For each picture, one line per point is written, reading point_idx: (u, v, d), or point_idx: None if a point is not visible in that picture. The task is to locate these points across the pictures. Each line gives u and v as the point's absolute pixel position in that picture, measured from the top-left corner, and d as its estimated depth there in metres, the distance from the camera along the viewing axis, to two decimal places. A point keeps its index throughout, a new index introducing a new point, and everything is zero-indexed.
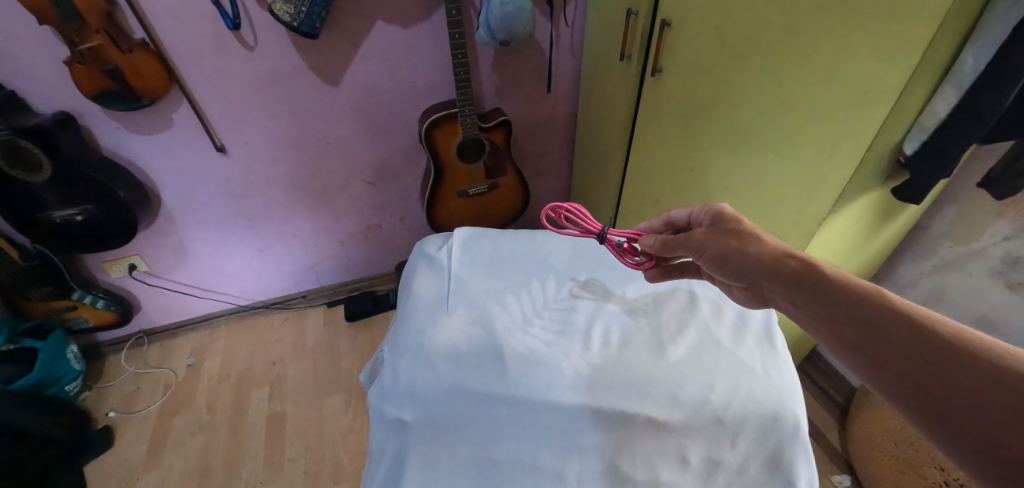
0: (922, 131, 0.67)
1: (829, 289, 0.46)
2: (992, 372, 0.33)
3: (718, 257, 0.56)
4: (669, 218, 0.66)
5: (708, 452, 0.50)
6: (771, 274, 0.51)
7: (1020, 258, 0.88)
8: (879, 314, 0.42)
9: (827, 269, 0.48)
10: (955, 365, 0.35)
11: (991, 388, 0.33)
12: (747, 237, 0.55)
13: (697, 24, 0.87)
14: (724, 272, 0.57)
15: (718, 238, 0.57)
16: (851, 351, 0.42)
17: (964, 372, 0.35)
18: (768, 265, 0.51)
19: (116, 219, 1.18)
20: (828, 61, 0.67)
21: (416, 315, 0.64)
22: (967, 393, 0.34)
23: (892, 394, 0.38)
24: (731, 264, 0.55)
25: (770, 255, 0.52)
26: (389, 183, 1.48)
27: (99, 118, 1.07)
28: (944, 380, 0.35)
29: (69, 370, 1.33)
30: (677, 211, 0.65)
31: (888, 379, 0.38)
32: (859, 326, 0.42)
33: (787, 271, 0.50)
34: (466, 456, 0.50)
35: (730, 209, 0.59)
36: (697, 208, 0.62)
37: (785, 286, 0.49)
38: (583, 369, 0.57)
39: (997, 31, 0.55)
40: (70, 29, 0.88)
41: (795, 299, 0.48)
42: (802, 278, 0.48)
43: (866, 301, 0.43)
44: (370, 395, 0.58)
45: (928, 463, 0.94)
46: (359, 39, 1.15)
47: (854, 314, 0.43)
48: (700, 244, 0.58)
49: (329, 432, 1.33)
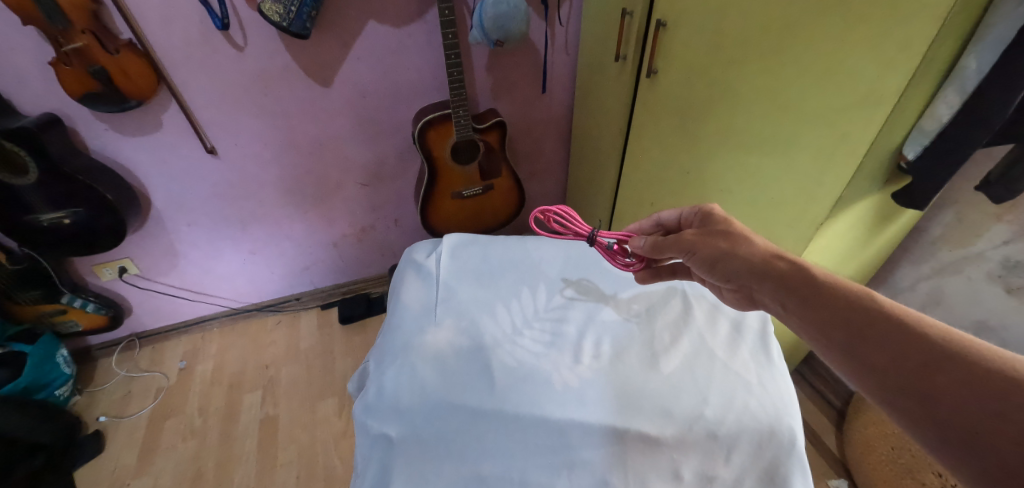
0: (922, 135, 0.65)
1: (819, 290, 0.44)
2: (987, 378, 0.32)
3: (708, 260, 0.55)
4: (659, 219, 0.64)
5: (702, 467, 0.49)
6: (760, 275, 0.50)
7: (1019, 262, 0.87)
8: (868, 315, 0.40)
9: (816, 271, 0.47)
10: (950, 369, 0.34)
11: (986, 395, 0.32)
12: (738, 239, 0.53)
13: (693, 24, 0.86)
14: (714, 275, 0.55)
15: (708, 239, 0.55)
16: (840, 354, 0.41)
17: (959, 378, 0.33)
18: (757, 267, 0.50)
19: (104, 221, 1.16)
20: (827, 64, 0.66)
21: (403, 326, 0.63)
22: (958, 398, 0.33)
23: (885, 400, 0.37)
24: (721, 266, 0.53)
25: (760, 257, 0.50)
26: (382, 184, 1.46)
27: (86, 119, 1.05)
28: (937, 385, 0.34)
29: (59, 374, 1.31)
30: (667, 211, 0.63)
31: (879, 383, 0.37)
32: (850, 328, 0.40)
33: (775, 273, 0.48)
34: (453, 474, 0.48)
35: (722, 211, 0.57)
36: (687, 209, 0.61)
37: (774, 289, 0.48)
38: (573, 382, 0.55)
39: (1001, 33, 0.54)
40: (55, 29, 0.86)
41: (785, 301, 0.47)
42: (791, 280, 0.47)
43: (855, 302, 0.42)
44: (355, 408, 0.57)
45: (926, 468, 0.93)
46: (351, 40, 1.13)
47: (844, 316, 0.41)
48: (690, 245, 0.56)
49: (322, 437, 1.31)
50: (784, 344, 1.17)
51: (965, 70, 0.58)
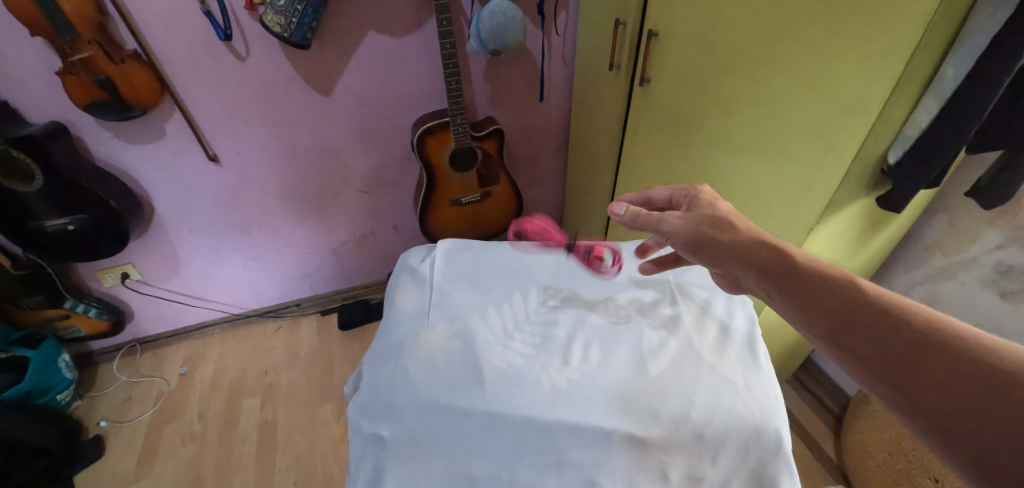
0: (905, 140, 0.66)
1: (801, 278, 0.45)
2: (972, 365, 0.33)
3: (694, 244, 0.56)
4: (650, 196, 0.67)
5: (688, 468, 0.50)
6: (744, 262, 0.50)
7: (1012, 267, 0.87)
8: (855, 304, 0.41)
9: (799, 258, 0.47)
10: (934, 359, 0.35)
11: (966, 382, 0.33)
12: (723, 225, 0.54)
13: (683, 33, 0.88)
14: (700, 260, 0.56)
15: (693, 225, 0.56)
16: (829, 343, 0.41)
17: (943, 367, 0.34)
18: (741, 253, 0.50)
19: (107, 227, 1.17)
20: (812, 73, 0.67)
21: (396, 329, 0.64)
22: (940, 388, 0.34)
23: (874, 390, 0.37)
24: (706, 251, 0.54)
25: (744, 242, 0.51)
26: (382, 191, 1.48)
27: (91, 127, 1.07)
28: (920, 375, 0.35)
29: (61, 378, 1.32)
30: (659, 190, 0.66)
31: (866, 372, 0.38)
32: (836, 317, 0.41)
33: (758, 261, 0.49)
34: (444, 474, 0.49)
35: (711, 196, 0.59)
36: (678, 191, 0.63)
37: (757, 278, 0.49)
38: (561, 384, 0.56)
39: (976, 41, 0.55)
40: (62, 40, 0.88)
41: (768, 289, 0.48)
42: (774, 266, 0.47)
43: (841, 292, 0.42)
44: (348, 409, 0.58)
45: (923, 474, 0.93)
46: (351, 49, 1.16)
47: (830, 306, 0.42)
48: (672, 230, 0.58)
49: (320, 442, 1.32)
50: (781, 350, 1.18)
51: (943, 78, 0.59)
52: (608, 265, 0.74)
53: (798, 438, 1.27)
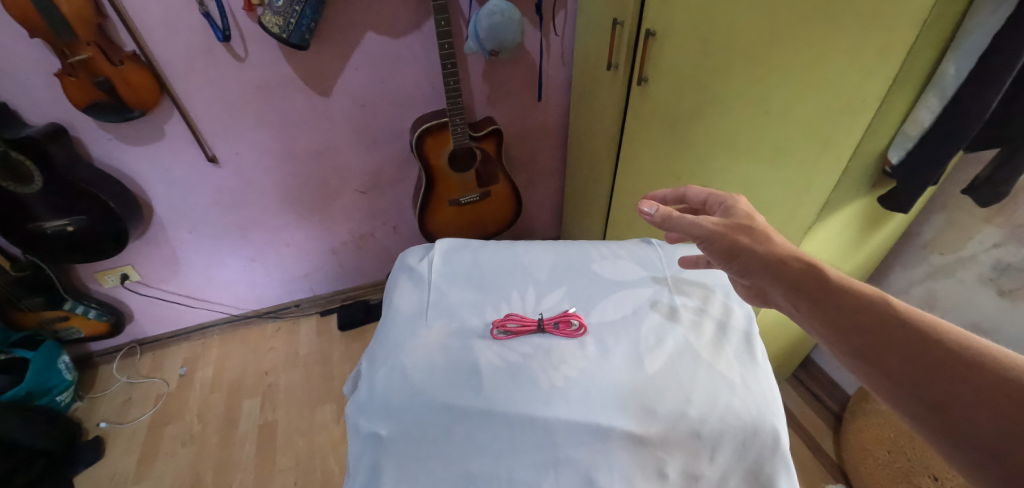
0: (906, 139, 0.66)
1: (828, 292, 0.46)
2: (999, 383, 0.34)
3: (726, 251, 0.55)
4: (686, 196, 0.67)
5: (687, 466, 0.50)
6: (775, 276, 0.50)
7: (1010, 265, 0.87)
8: (885, 321, 0.41)
9: (829, 273, 0.47)
10: (962, 377, 0.35)
11: (994, 399, 0.33)
12: (759, 235, 0.54)
13: (681, 32, 0.88)
14: (730, 268, 0.55)
15: (727, 233, 0.55)
16: (857, 357, 0.42)
17: (971, 384, 0.35)
18: (773, 266, 0.51)
19: (106, 228, 1.17)
20: (811, 74, 0.68)
21: (395, 329, 0.64)
22: (968, 406, 0.34)
23: (901, 405, 0.38)
24: (738, 260, 0.54)
25: (776, 256, 0.51)
26: (381, 192, 1.48)
27: (90, 129, 1.07)
28: (949, 391, 0.35)
29: (60, 380, 1.32)
30: (695, 190, 0.65)
31: (893, 388, 0.38)
32: (866, 333, 0.41)
33: (791, 276, 0.49)
34: (442, 472, 0.49)
35: (748, 207, 0.58)
36: (715, 195, 0.62)
37: (787, 291, 0.49)
38: (559, 383, 0.56)
39: (977, 39, 0.56)
40: (60, 41, 0.88)
41: (796, 302, 0.48)
42: (805, 282, 0.48)
43: (872, 309, 0.43)
44: (347, 409, 0.58)
45: (922, 472, 0.93)
46: (349, 50, 1.16)
47: (861, 321, 0.42)
48: (706, 233, 0.56)
49: (319, 443, 1.32)
50: (779, 349, 1.18)
51: (944, 76, 0.60)
52: (605, 264, 0.74)
53: (797, 437, 1.27)
